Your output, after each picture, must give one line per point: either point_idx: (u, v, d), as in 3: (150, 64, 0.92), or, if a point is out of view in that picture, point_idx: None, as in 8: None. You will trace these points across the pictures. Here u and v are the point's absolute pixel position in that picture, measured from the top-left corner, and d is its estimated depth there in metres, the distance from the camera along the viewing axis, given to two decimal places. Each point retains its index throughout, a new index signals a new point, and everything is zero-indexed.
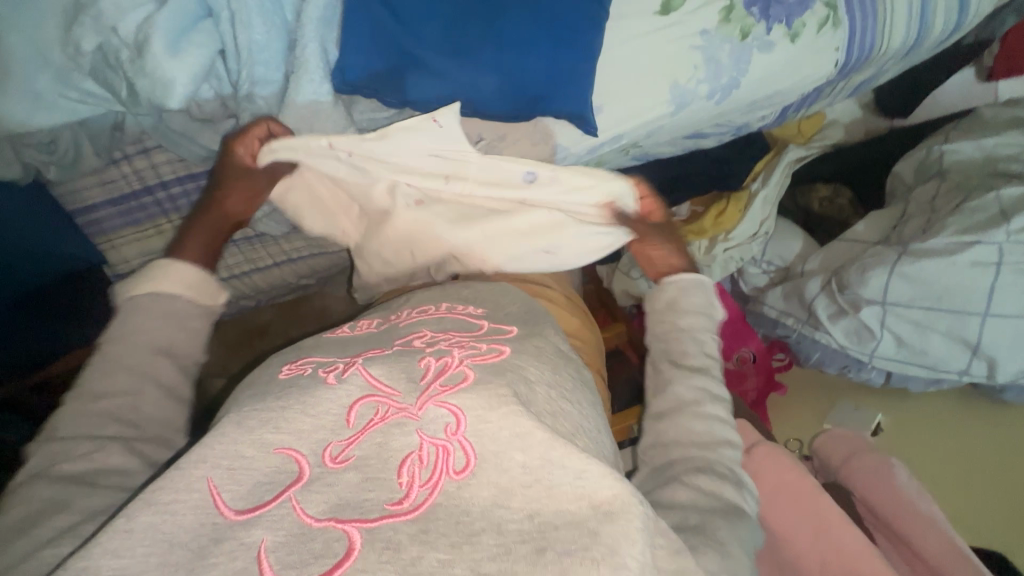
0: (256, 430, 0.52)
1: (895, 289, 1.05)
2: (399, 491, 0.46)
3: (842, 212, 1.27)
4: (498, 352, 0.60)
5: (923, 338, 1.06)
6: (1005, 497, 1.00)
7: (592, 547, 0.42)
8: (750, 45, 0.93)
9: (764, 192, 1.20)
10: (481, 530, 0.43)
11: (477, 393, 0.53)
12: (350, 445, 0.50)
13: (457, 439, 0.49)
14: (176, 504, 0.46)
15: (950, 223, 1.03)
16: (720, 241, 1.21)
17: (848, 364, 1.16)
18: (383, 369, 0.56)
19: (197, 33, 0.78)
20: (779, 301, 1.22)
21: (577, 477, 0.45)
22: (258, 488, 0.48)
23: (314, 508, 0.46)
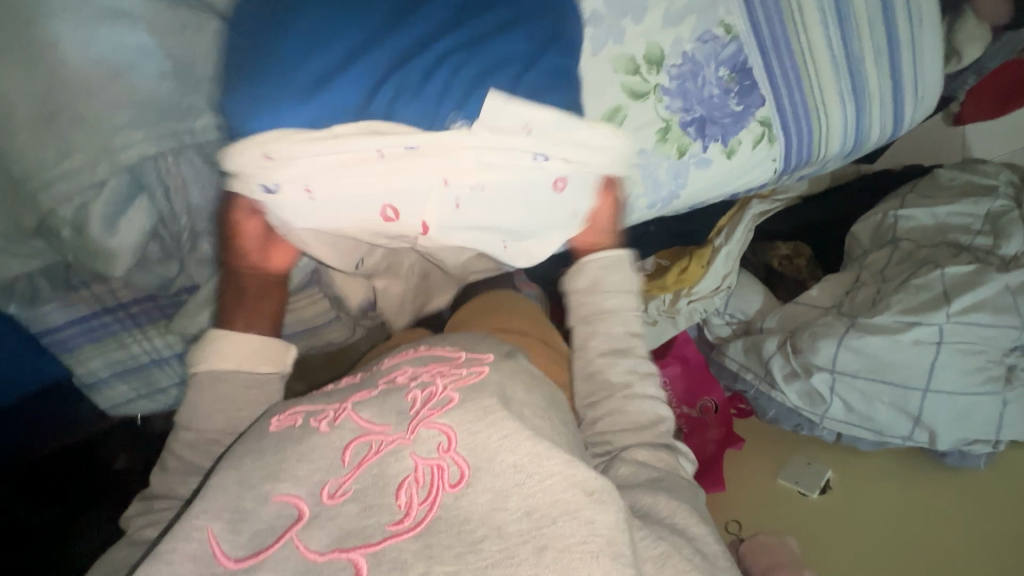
0: (246, 472, 0.46)
1: (844, 359, 1.11)
2: (398, 511, 0.43)
3: (799, 272, 1.35)
4: (478, 372, 0.52)
5: (869, 406, 1.11)
6: (941, 557, 1.04)
7: (591, 539, 0.40)
8: (687, 161, 0.98)
9: (726, 249, 1.25)
10: (483, 537, 0.40)
11: (467, 408, 0.47)
12: (347, 479, 0.45)
13: (451, 455, 0.45)
14: (174, 553, 0.42)
15: (894, 302, 1.10)
16: (683, 295, 1.25)
17: (801, 423, 1.20)
18: (373, 410, 0.49)
19: (134, 210, 0.73)
20: (739, 355, 1.26)
21: (567, 467, 0.43)
22: (259, 535, 0.43)
23: (317, 542, 0.42)
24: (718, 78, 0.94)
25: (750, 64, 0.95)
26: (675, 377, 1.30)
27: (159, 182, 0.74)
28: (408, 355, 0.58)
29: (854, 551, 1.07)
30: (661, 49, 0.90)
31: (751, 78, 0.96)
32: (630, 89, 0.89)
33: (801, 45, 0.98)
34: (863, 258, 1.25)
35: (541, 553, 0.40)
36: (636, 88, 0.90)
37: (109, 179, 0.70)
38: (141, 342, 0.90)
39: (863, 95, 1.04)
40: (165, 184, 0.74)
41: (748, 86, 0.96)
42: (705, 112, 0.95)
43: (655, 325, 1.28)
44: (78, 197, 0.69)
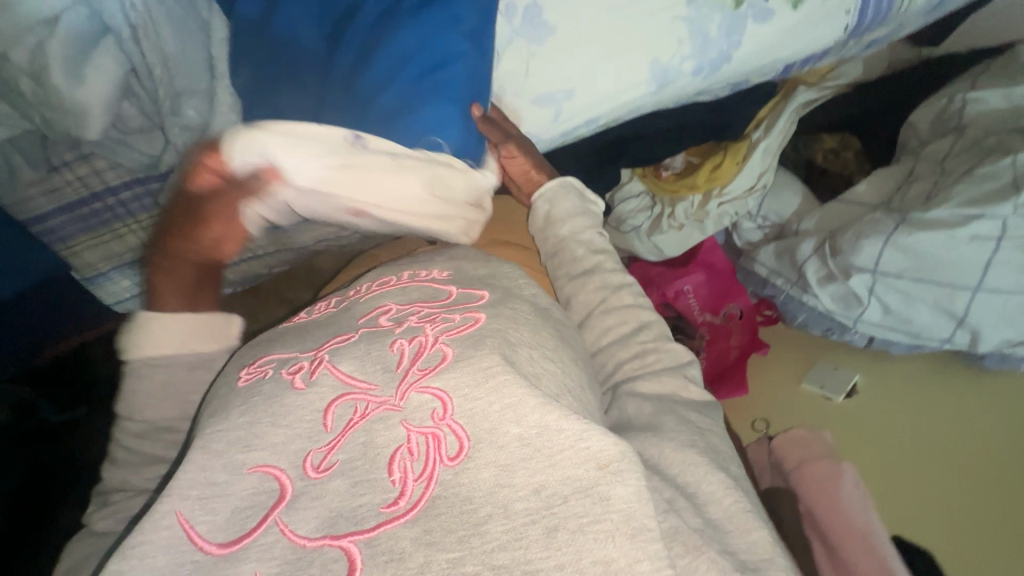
0: (211, 445, 0.46)
1: (888, 259, 1.03)
2: (393, 489, 0.41)
3: (847, 166, 1.22)
4: (473, 320, 0.51)
5: (910, 307, 1.05)
6: (972, 459, 1.02)
7: (606, 517, 0.38)
8: (744, 13, 0.85)
9: (766, 142, 1.13)
10: (487, 518, 0.38)
11: (462, 368, 0.46)
12: (331, 450, 0.44)
13: (447, 423, 0.43)
14: (144, 546, 0.42)
15: (955, 193, 0.99)
16: (714, 195, 1.16)
17: (832, 326, 1.16)
18: (354, 362, 0.49)
19: (100, 55, 0.75)
20: (771, 260, 1.19)
21: (577, 441, 0.41)
22: (237, 515, 0.43)
23: (304, 528, 0.41)
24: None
25: None
26: (698, 284, 1.27)
27: (122, 21, 0.75)
28: (391, 286, 0.59)
29: (878, 453, 1.07)
30: None
31: None
32: None
33: None
34: (921, 149, 1.12)
35: (552, 535, 0.38)
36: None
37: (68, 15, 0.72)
38: (134, 231, 0.93)
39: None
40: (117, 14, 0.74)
41: None
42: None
43: (682, 230, 1.20)
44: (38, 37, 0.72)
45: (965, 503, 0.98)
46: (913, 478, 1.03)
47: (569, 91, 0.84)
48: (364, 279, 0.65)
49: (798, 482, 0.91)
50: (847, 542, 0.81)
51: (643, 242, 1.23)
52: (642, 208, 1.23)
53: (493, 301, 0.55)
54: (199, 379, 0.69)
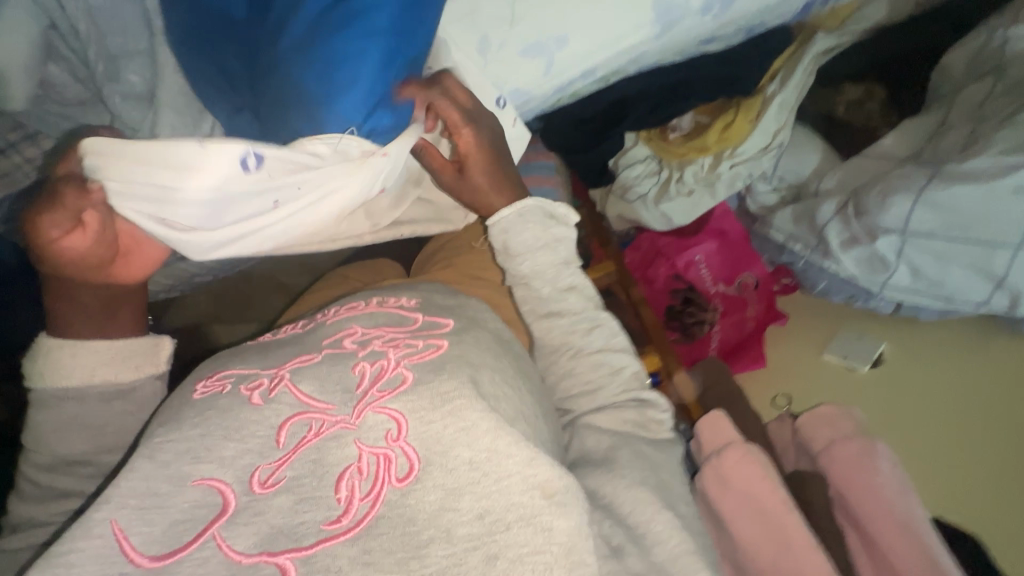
0: (158, 450, 0.42)
1: (918, 217, 0.94)
2: (336, 507, 0.38)
3: (870, 118, 1.11)
4: (436, 347, 0.46)
5: (942, 269, 0.96)
6: (1009, 428, 0.95)
7: (543, 548, 0.37)
8: None
9: (782, 96, 1.04)
10: (429, 541, 0.36)
11: (420, 390, 0.42)
12: (280, 466, 0.40)
13: (399, 444, 0.40)
14: (74, 557, 0.37)
15: (996, 141, 0.89)
16: (725, 156, 1.08)
17: (856, 294, 1.08)
18: (314, 383, 0.44)
19: (12, 7, 0.59)
20: (788, 225, 1.11)
21: (527, 466, 0.39)
22: (177, 527, 0.39)
23: (243, 543, 0.37)
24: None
25: None
26: (710, 253, 1.18)
27: None
28: (359, 309, 0.53)
29: (906, 427, 1.01)
30: None
31: None
32: None
33: None
34: (954, 96, 1.02)
35: (491, 563, 0.36)
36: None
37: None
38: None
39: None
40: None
41: None
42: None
43: (691, 197, 1.12)
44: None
45: (1003, 477, 0.92)
46: (943, 452, 0.97)
47: (563, 39, 0.75)
48: (333, 303, 0.58)
49: (828, 464, 0.84)
50: (885, 530, 0.75)
51: (650, 212, 1.14)
52: (649, 173, 1.15)
53: (459, 328, 0.50)
54: (120, 410, 0.66)
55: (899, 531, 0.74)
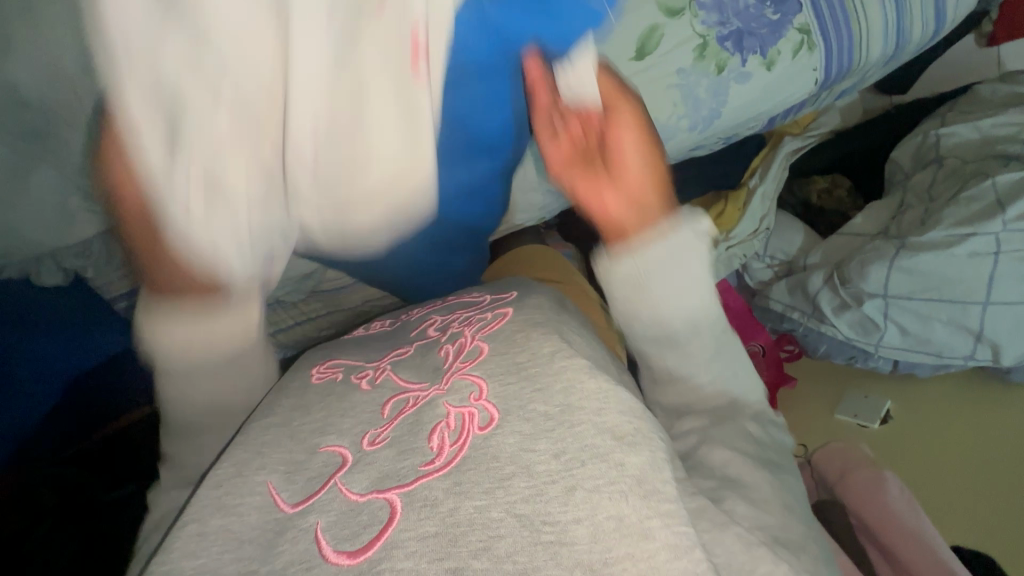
0: (298, 433, 0.56)
1: (895, 282, 1.08)
2: (430, 452, 0.50)
3: (841, 202, 1.31)
4: (502, 316, 0.64)
5: (927, 327, 1.09)
6: (1005, 472, 1.06)
7: (620, 480, 0.48)
8: (726, 79, 0.87)
9: (763, 188, 1.23)
10: (513, 474, 0.47)
11: (499, 359, 0.57)
12: (385, 428, 0.54)
13: (482, 402, 0.53)
14: (240, 507, 0.51)
15: (945, 216, 1.06)
16: (721, 240, 1.23)
17: (855, 354, 1.19)
18: (410, 371, 0.60)
19: None
20: (784, 295, 1.25)
21: (598, 413, 0.51)
22: (310, 484, 0.52)
23: (359, 484, 0.50)
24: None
25: None
26: None
27: None
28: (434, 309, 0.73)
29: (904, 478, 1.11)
30: None
31: None
32: (665, 6, 0.83)
33: None
34: (907, 181, 1.21)
35: (571, 494, 0.46)
36: (672, 7, 0.83)
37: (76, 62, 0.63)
38: None
39: None
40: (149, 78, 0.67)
41: None
42: (742, 24, 0.86)
43: None
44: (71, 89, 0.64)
45: (996, 526, 1.01)
46: (950, 499, 1.06)
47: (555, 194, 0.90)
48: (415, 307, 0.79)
49: (845, 495, 0.90)
50: (903, 543, 0.81)
51: None
52: None
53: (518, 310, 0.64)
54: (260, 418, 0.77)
55: (914, 543, 0.80)
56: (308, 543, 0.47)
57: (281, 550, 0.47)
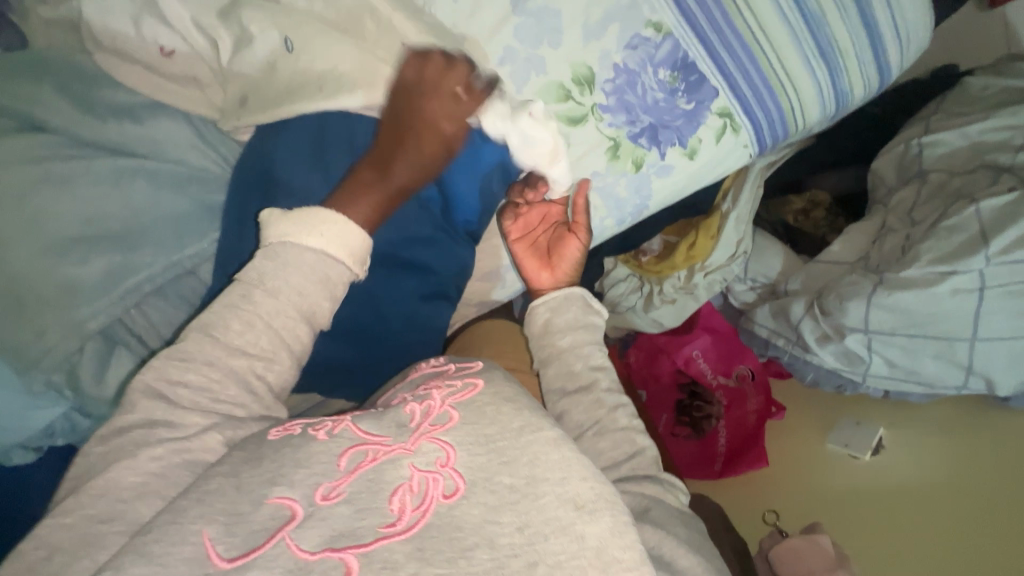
0: (244, 478, 0.45)
1: (876, 318, 1.02)
2: (390, 514, 0.43)
3: (818, 225, 1.25)
4: (472, 386, 0.52)
5: (914, 361, 1.03)
6: (1001, 510, 0.99)
7: (579, 554, 0.41)
8: (646, 173, 0.85)
9: (736, 212, 1.16)
10: (474, 545, 0.41)
11: (469, 428, 0.48)
12: (342, 481, 0.45)
13: (447, 469, 0.45)
14: (168, 556, 0.41)
15: (925, 250, 0.99)
16: (697, 270, 1.19)
17: (844, 383, 1.13)
18: (371, 420, 0.50)
19: (116, 362, 0.73)
20: (769, 320, 1.19)
21: (559, 485, 0.44)
22: (253, 532, 0.42)
23: (308, 540, 0.42)
24: (660, 82, 0.80)
25: (693, 56, 0.80)
26: (706, 348, 1.26)
27: (131, 332, 0.75)
28: (403, 382, 0.61)
29: (892, 518, 1.04)
30: (589, 66, 0.78)
31: (697, 72, 0.80)
32: (565, 118, 0.79)
33: (754, 23, 0.81)
34: (890, 197, 1.14)
35: (532, 568, 0.40)
36: (572, 115, 0.80)
37: (85, 343, 0.70)
38: None
39: (834, 56, 0.85)
40: (138, 333, 0.75)
41: (697, 80, 0.81)
42: (653, 119, 0.82)
43: (675, 304, 1.22)
44: (68, 363, 0.69)
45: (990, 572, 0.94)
46: (940, 540, 1.00)
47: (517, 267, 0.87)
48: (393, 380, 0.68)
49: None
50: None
51: (642, 318, 1.25)
52: (632, 289, 1.25)
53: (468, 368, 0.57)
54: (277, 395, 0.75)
55: None
56: None
57: None
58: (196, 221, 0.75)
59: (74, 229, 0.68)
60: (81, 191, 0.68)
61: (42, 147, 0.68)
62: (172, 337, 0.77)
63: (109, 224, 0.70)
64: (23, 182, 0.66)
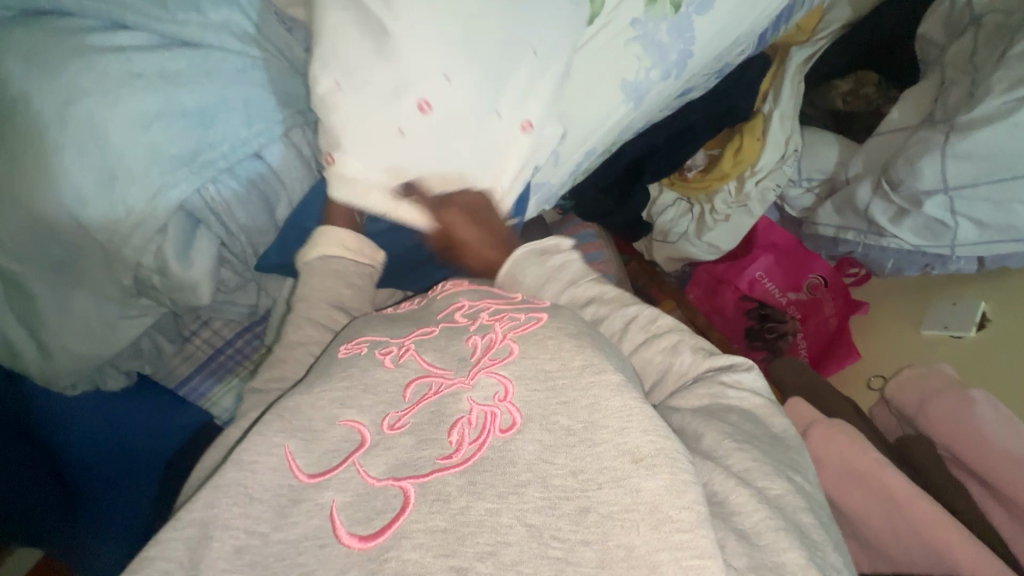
0: (317, 393, 0.53)
1: (953, 171, 0.95)
2: (449, 447, 0.45)
3: (870, 101, 1.17)
4: (536, 319, 0.54)
5: (1008, 213, 0.95)
6: None
7: (632, 508, 0.38)
8: (686, 14, 0.81)
9: (778, 110, 1.13)
10: (527, 482, 0.40)
11: (526, 361, 0.50)
12: (405, 414, 0.49)
13: (506, 403, 0.47)
14: (256, 463, 0.47)
15: (996, 82, 0.90)
16: (748, 176, 1.16)
17: (929, 262, 1.07)
18: (435, 354, 0.55)
19: (197, 242, 0.73)
20: (834, 217, 1.14)
21: (617, 435, 0.41)
22: (327, 454, 0.48)
23: (376, 469, 0.45)
24: None
25: None
26: (769, 268, 1.24)
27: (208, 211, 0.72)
28: (463, 287, 0.67)
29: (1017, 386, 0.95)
30: None
31: None
32: None
33: None
34: (943, 56, 1.06)
35: (583, 515, 0.38)
36: None
37: (169, 219, 0.69)
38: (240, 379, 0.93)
39: None
40: (215, 213, 0.73)
41: None
42: None
43: (729, 221, 1.20)
44: (153, 243, 0.70)
45: None
46: None
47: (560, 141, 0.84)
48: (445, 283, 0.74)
49: (927, 427, 0.73)
50: (1003, 473, 0.64)
51: (697, 245, 1.24)
52: (682, 213, 1.25)
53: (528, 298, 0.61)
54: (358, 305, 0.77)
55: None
56: (320, 518, 0.43)
57: (293, 519, 0.43)
58: (228, 89, 0.70)
59: (153, 105, 0.66)
60: (150, 61, 0.66)
61: (123, 41, 0.66)
62: (247, 221, 0.76)
63: (183, 103, 0.67)
64: (77, 49, 0.64)
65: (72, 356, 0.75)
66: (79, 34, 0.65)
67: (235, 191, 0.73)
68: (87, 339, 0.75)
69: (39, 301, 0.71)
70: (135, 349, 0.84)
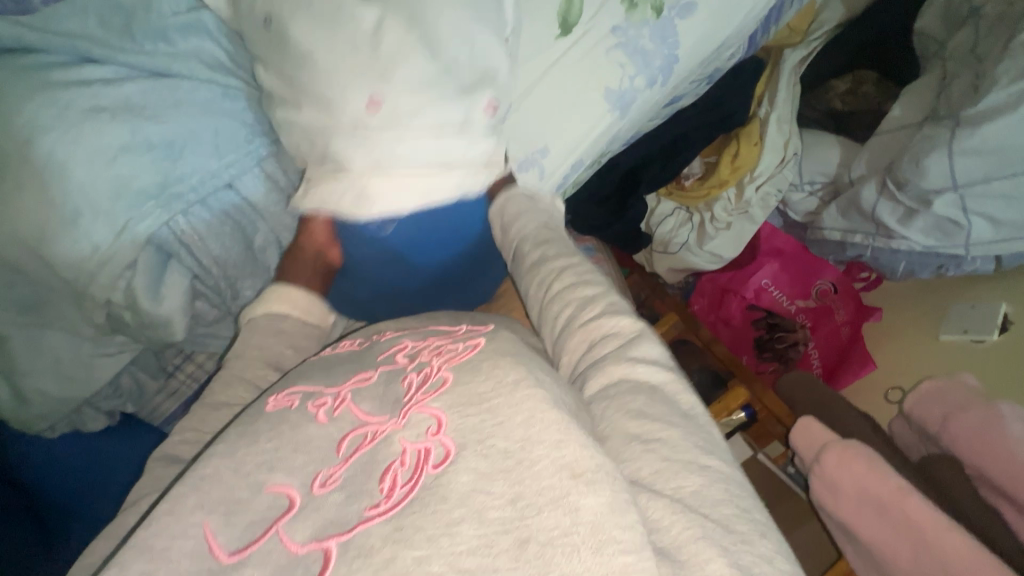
0: (240, 458, 0.46)
1: (963, 167, 0.90)
2: (377, 495, 0.41)
3: (869, 100, 1.13)
4: (473, 345, 0.52)
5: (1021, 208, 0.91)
6: None
7: (573, 529, 0.36)
8: (668, 18, 0.78)
9: (775, 113, 1.10)
10: (460, 519, 0.37)
11: (458, 389, 0.46)
12: (337, 468, 0.45)
13: (438, 437, 0.43)
14: (171, 550, 0.40)
15: (1001, 72, 0.86)
16: (747, 182, 1.13)
17: (944, 262, 1.01)
18: (372, 402, 0.50)
19: (169, 276, 0.71)
20: (839, 221, 1.10)
21: (555, 449, 0.40)
22: (251, 526, 0.42)
23: (300, 533, 0.40)
24: None
25: None
26: (776, 275, 1.20)
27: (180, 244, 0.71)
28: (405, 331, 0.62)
29: None
30: None
31: None
32: None
33: None
34: (944, 50, 1.02)
35: (523, 545, 0.35)
36: None
37: (138, 253, 0.68)
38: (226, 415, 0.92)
39: None
40: (189, 246, 0.72)
41: None
42: None
43: (731, 228, 1.17)
44: (122, 279, 0.68)
45: None
46: None
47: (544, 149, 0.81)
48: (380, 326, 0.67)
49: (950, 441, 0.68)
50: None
51: (699, 255, 1.20)
52: (681, 223, 1.21)
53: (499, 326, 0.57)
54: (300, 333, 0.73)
55: None
56: None
57: None
58: (198, 121, 0.68)
59: (118, 137, 0.64)
60: (113, 92, 0.65)
61: (90, 75, 0.65)
62: (221, 254, 0.74)
63: (149, 135, 0.66)
64: (36, 84, 0.62)
65: (45, 399, 0.73)
66: (44, 71, 0.63)
67: (208, 222, 0.72)
68: (60, 378, 0.73)
69: (9, 343, 0.69)
70: (115, 387, 0.83)
